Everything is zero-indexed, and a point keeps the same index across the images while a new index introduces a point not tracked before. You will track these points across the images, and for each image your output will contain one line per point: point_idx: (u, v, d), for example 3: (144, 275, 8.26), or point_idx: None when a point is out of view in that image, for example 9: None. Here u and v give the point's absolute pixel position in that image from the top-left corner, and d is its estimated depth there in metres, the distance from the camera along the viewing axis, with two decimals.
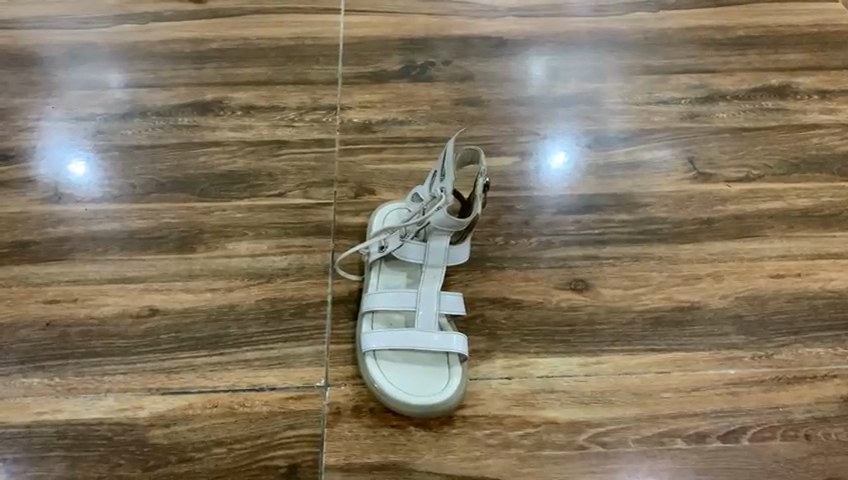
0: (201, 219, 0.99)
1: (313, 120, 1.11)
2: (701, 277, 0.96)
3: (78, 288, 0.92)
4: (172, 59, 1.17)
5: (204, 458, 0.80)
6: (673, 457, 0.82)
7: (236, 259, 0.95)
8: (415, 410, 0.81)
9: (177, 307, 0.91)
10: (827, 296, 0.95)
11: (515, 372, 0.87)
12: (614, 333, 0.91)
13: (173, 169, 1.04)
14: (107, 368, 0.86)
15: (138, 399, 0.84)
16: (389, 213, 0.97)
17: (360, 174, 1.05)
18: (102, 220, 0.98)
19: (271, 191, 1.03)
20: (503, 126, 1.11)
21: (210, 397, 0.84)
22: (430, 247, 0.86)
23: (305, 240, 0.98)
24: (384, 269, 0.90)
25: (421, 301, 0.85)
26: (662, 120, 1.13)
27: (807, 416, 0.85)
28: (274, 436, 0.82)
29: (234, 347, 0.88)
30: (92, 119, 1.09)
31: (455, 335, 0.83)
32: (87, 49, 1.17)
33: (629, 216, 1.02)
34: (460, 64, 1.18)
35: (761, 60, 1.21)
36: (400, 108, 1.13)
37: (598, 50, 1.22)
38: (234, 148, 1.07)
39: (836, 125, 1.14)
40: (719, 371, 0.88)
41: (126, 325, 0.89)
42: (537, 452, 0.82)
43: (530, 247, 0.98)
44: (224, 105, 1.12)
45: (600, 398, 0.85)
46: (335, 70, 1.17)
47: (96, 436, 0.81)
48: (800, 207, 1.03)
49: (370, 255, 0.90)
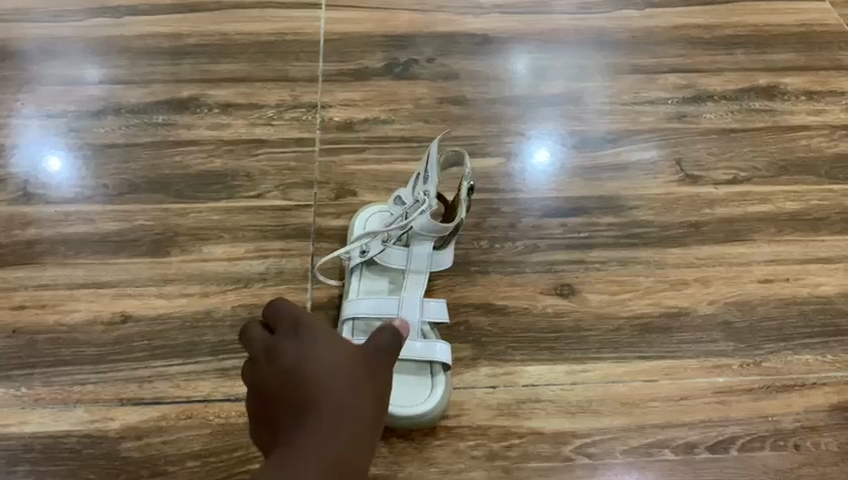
0: (175, 221, 0.96)
1: (293, 119, 1.08)
2: (690, 282, 0.94)
3: (47, 293, 0.89)
4: (147, 55, 1.13)
5: (178, 472, 0.77)
6: (661, 468, 0.80)
7: (213, 263, 0.92)
8: (400, 421, 0.78)
9: (151, 313, 0.88)
10: (815, 301, 0.93)
11: (500, 380, 0.85)
12: (602, 339, 0.89)
13: (147, 169, 1.01)
14: (77, 377, 0.83)
15: (109, 410, 0.81)
16: (367, 218, 0.94)
17: (342, 175, 1.02)
18: (74, 221, 0.95)
19: (249, 192, 0.99)
20: (488, 126, 1.08)
21: (185, 407, 0.81)
22: (413, 252, 0.85)
23: (285, 243, 0.95)
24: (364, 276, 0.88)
25: (404, 307, 0.83)
26: (649, 121, 1.11)
27: (796, 425, 0.84)
28: (251, 448, 0.79)
29: (209, 355, 0.85)
30: (64, 116, 1.05)
31: (438, 342, 0.81)
32: (60, 43, 1.13)
33: (617, 219, 0.99)
34: (445, 62, 1.15)
35: (749, 60, 1.20)
36: (383, 106, 1.10)
37: (585, 48, 1.19)
38: (211, 147, 1.03)
39: (825, 127, 1.12)
40: (708, 380, 0.86)
41: (98, 332, 0.86)
42: (523, 464, 0.80)
43: (515, 251, 0.96)
44: (201, 103, 1.08)
45: (587, 408, 0.83)
46: (317, 66, 1.14)
47: (65, 449, 0.78)
48: (789, 210, 1.02)
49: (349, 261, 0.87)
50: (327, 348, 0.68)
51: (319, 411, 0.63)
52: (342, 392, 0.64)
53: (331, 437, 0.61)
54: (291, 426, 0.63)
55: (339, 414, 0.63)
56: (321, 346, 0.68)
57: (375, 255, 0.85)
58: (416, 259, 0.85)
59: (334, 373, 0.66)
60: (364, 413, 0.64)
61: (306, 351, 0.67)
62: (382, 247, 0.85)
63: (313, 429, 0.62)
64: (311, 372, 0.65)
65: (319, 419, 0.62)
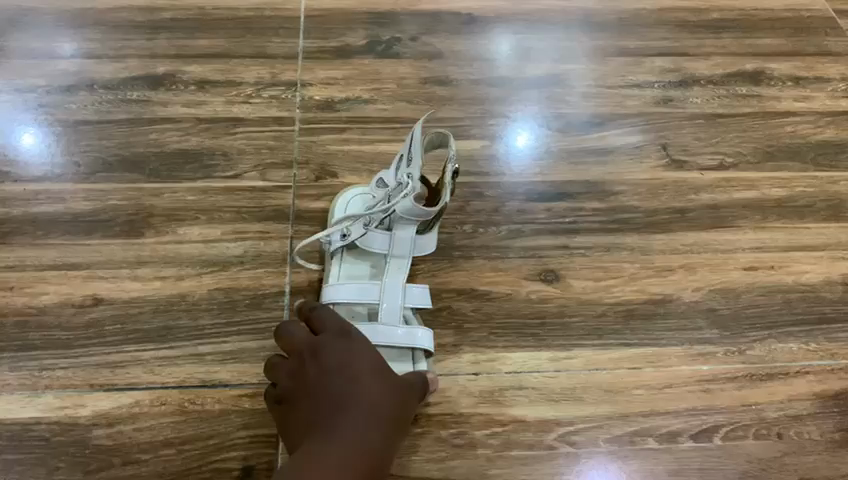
0: (150, 201, 0.93)
1: (272, 97, 1.04)
2: (675, 268, 0.93)
3: (15, 274, 0.86)
4: (121, 29, 1.09)
5: (151, 461, 0.75)
6: (645, 457, 0.79)
7: (188, 245, 0.89)
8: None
9: (123, 297, 0.85)
10: (800, 289, 0.93)
11: (483, 367, 0.83)
12: (586, 326, 0.87)
13: (120, 147, 0.97)
14: (46, 362, 0.80)
15: (80, 396, 0.78)
16: (347, 202, 0.91)
17: (322, 156, 0.99)
18: (44, 201, 0.91)
19: (226, 172, 0.97)
20: (473, 107, 1.06)
21: (159, 394, 0.79)
22: (396, 236, 0.82)
23: (262, 225, 0.92)
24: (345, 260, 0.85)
25: (387, 293, 0.80)
26: (635, 105, 1.09)
27: (780, 414, 0.83)
28: (226, 435, 0.77)
29: (184, 340, 0.83)
30: (33, 91, 1.01)
31: (420, 328, 0.79)
32: (30, 15, 1.09)
33: (602, 203, 0.98)
34: (428, 41, 1.13)
35: (736, 45, 1.18)
36: (365, 85, 1.07)
37: (570, 30, 1.17)
38: (187, 125, 1.00)
39: (811, 114, 1.11)
40: (692, 368, 0.86)
41: (68, 316, 0.83)
42: (505, 452, 0.78)
43: (499, 235, 0.94)
44: (177, 79, 1.05)
45: (570, 396, 0.82)
46: (297, 43, 1.11)
47: (33, 437, 0.76)
48: (774, 197, 1.01)
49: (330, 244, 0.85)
50: (367, 354, 0.72)
51: (354, 406, 0.67)
52: (377, 394, 0.68)
53: (364, 428, 0.65)
54: (325, 417, 0.67)
55: (373, 413, 0.67)
56: (365, 355, 0.71)
57: (357, 239, 0.83)
58: (398, 243, 0.82)
59: (375, 382, 0.69)
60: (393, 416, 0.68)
61: (353, 356, 0.71)
62: (364, 231, 0.83)
63: (347, 422, 0.65)
64: (355, 376, 0.69)
65: (353, 416, 0.66)
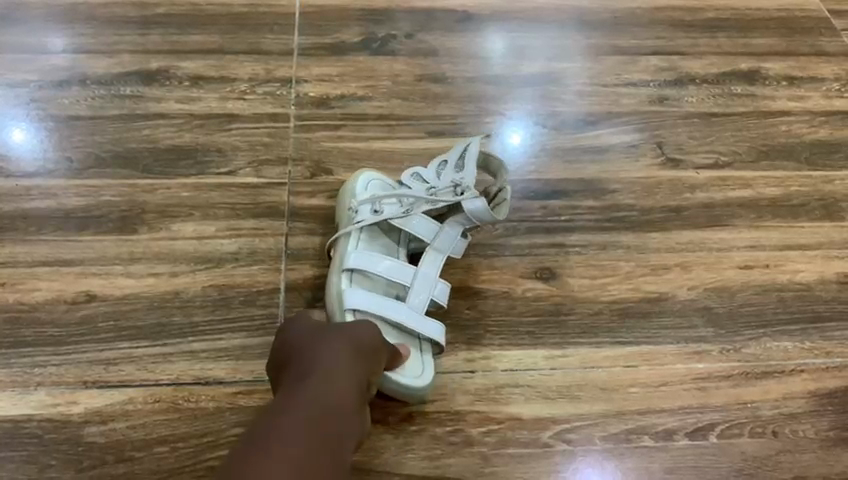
0: (144, 197, 0.92)
1: (267, 94, 1.04)
2: (670, 267, 0.93)
3: (7, 271, 0.85)
4: (114, 24, 1.08)
5: (145, 458, 0.74)
6: (640, 455, 0.79)
7: (182, 242, 0.89)
8: (387, 383, 0.76)
9: (116, 294, 0.84)
10: (794, 288, 0.93)
11: (478, 365, 0.83)
12: (581, 324, 0.87)
13: (113, 143, 0.96)
14: (39, 359, 0.79)
15: (73, 393, 0.78)
16: (370, 181, 0.90)
17: (318, 153, 0.99)
18: (37, 197, 0.91)
19: (221, 168, 0.96)
20: (468, 105, 1.06)
21: (153, 391, 0.78)
22: (443, 230, 0.84)
23: (257, 222, 0.92)
24: (365, 236, 0.86)
25: (416, 281, 0.82)
26: (630, 103, 1.09)
27: (775, 413, 0.83)
28: (221, 433, 0.76)
29: (178, 338, 0.82)
30: (26, 86, 1.01)
31: (438, 323, 0.81)
32: (22, 10, 1.08)
33: (598, 202, 0.98)
34: (423, 38, 1.12)
35: (731, 44, 1.18)
36: (360, 82, 1.06)
37: (564, 28, 1.17)
38: (180, 121, 0.99)
39: (806, 113, 1.11)
40: (688, 366, 0.86)
41: (61, 312, 0.82)
42: (502, 450, 0.78)
43: (495, 233, 0.94)
44: (170, 74, 1.04)
45: (566, 394, 0.82)
46: (291, 40, 1.10)
47: (25, 434, 0.75)
48: (769, 196, 1.01)
49: (358, 215, 0.86)
50: (307, 329, 0.69)
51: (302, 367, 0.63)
52: (323, 350, 0.65)
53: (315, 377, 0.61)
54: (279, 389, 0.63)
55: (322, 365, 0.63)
56: (306, 330, 0.69)
57: (395, 217, 0.85)
58: (442, 235, 0.84)
59: (319, 343, 0.67)
60: (346, 366, 0.64)
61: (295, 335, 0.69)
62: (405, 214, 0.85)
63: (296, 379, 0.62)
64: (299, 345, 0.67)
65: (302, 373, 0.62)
